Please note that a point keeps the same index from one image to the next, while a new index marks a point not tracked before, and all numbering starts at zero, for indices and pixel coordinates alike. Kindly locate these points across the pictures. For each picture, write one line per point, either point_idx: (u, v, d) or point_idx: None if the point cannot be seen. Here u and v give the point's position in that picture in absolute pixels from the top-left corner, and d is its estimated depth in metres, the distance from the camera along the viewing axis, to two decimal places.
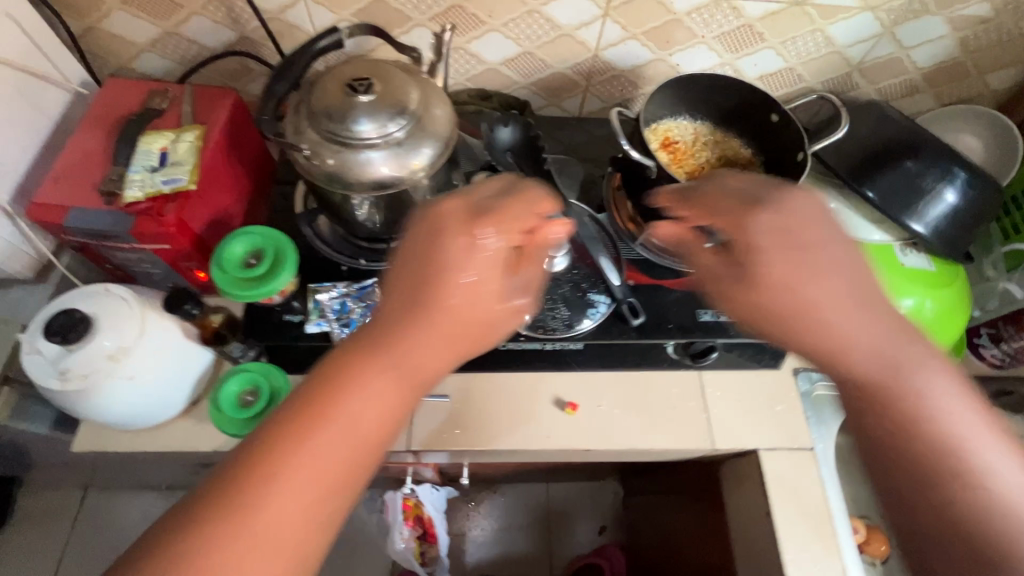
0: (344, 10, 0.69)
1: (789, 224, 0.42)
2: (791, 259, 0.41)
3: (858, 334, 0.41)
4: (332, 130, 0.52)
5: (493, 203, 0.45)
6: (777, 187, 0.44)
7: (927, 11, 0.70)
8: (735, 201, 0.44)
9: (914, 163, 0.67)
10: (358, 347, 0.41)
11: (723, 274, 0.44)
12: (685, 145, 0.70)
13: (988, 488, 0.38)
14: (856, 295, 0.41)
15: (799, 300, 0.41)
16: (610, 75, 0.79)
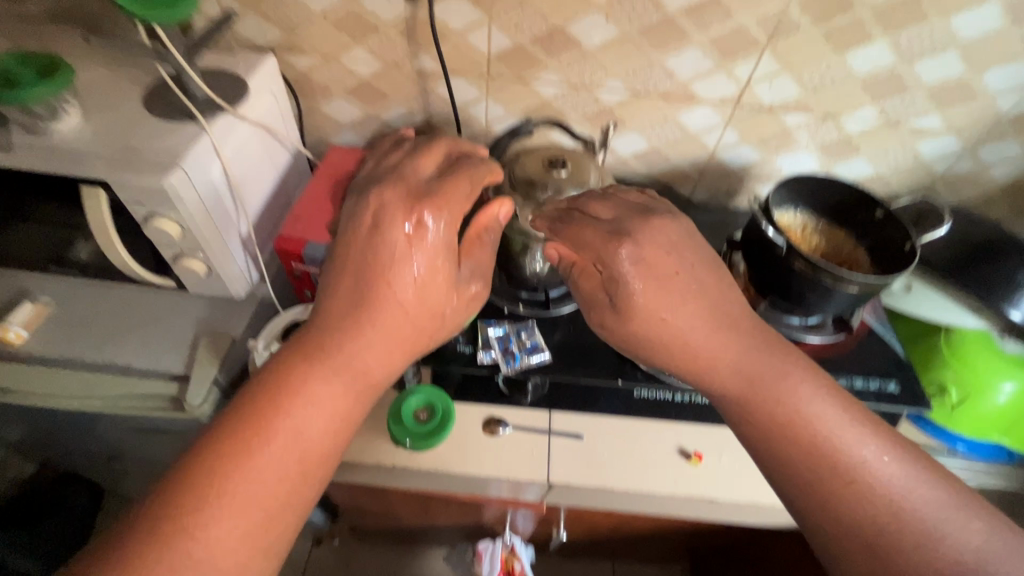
0: (515, 107, 0.86)
1: (649, 257, 0.52)
2: (651, 289, 0.51)
3: (709, 346, 0.50)
4: (532, 195, 0.66)
5: (436, 186, 0.55)
6: (637, 220, 0.54)
7: (1003, 136, 0.83)
8: (603, 232, 0.55)
9: (1007, 262, 0.74)
10: (303, 353, 0.47)
11: (603, 304, 0.55)
12: (798, 230, 0.81)
13: (867, 479, 0.43)
14: (712, 319, 0.50)
15: (664, 325, 0.50)
16: (721, 172, 0.93)
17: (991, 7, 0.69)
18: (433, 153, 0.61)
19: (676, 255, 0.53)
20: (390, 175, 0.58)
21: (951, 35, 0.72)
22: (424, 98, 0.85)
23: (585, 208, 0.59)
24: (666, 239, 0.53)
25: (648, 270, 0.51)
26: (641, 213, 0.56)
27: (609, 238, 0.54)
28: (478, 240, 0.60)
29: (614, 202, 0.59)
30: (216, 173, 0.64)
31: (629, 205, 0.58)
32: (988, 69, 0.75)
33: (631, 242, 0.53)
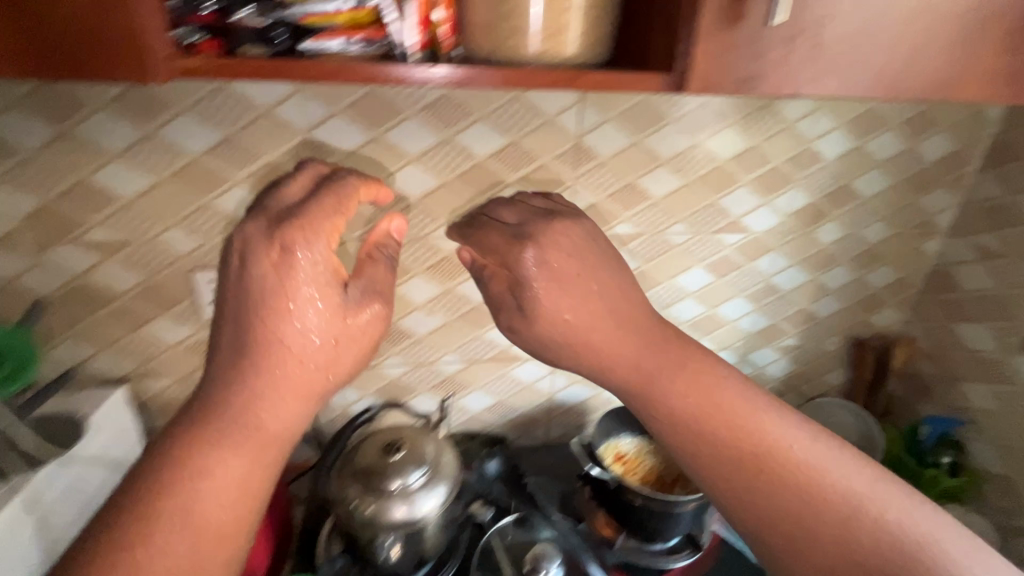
0: (367, 388, 0.95)
1: (552, 256, 0.55)
2: (556, 292, 0.54)
3: (617, 344, 0.55)
4: (371, 485, 0.71)
5: (298, 207, 0.51)
6: (542, 224, 0.57)
7: (759, 345, 1.06)
8: (508, 236, 0.57)
9: None
10: (198, 422, 0.47)
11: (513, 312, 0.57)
12: (630, 458, 0.90)
13: (783, 465, 0.51)
14: (615, 318, 0.55)
15: (568, 327, 0.55)
16: (565, 410, 1.04)
17: (698, 270, 0.96)
18: (304, 175, 0.54)
19: (582, 257, 0.56)
20: (255, 207, 0.53)
21: (685, 288, 0.97)
22: None
23: (495, 213, 0.62)
24: (570, 241, 0.56)
25: (552, 273, 0.54)
26: (545, 216, 0.59)
27: (511, 239, 0.57)
28: (373, 257, 0.56)
29: (521, 205, 0.61)
30: (26, 533, 0.66)
31: (534, 209, 0.61)
32: (721, 304, 1.01)
33: (533, 244, 0.55)
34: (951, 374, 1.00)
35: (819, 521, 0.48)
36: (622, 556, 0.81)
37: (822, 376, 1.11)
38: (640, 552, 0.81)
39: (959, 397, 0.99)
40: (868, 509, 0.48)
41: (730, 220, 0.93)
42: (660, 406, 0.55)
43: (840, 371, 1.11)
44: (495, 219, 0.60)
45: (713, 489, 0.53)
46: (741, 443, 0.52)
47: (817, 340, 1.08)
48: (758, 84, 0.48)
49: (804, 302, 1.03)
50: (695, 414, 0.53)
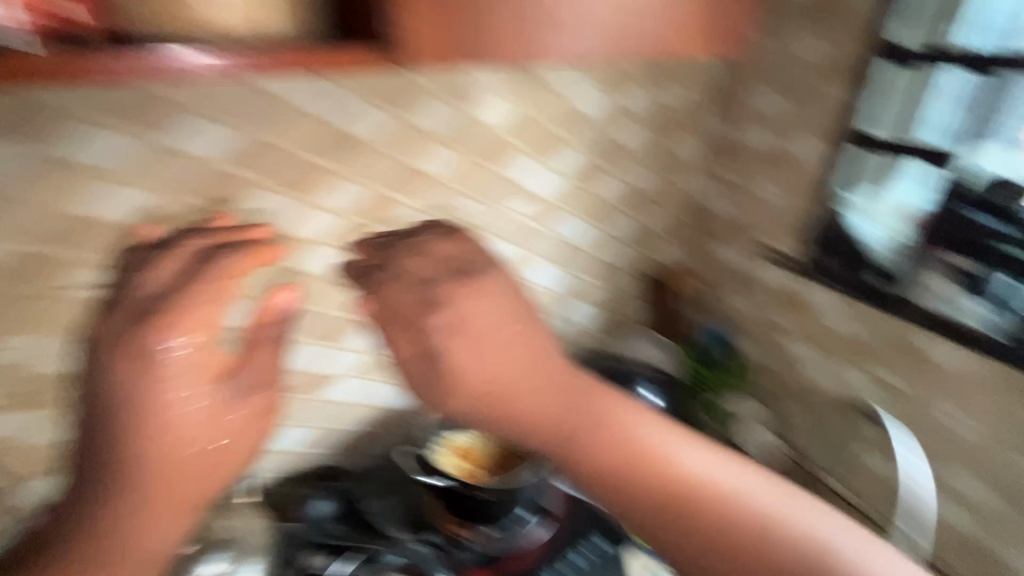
0: None
1: (454, 318, 0.48)
2: (467, 353, 0.47)
3: (524, 390, 0.48)
4: None
5: (165, 294, 0.42)
6: (447, 285, 0.49)
7: (571, 301, 1.10)
8: (415, 299, 0.49)
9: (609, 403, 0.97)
10: (61, 546, 0.42)
11: (418, 380, 0.49)
12: (471, 450, 0.88)
13: (708, 499, 0.47)
14: (521, 365, 0.48)
15: (473, 388, 0.47)
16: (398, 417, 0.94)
17: (500, 244, 0.93)
18: (175, 250, 0.43)
19: (501, 314, 0.49)
20: (114, 287, 0.43)
21: None
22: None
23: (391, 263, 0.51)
24: (493, 303, 0.49)
25: (461, 335, 0.48)
26: (462, 276, 0.50)
27: (413, 308, 0.48)
28: (261, 340, 0.54)
29: (428, 254, 0.51)
30: None
31: (447, 260, 0.51)
32: (529, 272, 1.00)
33: (445, 309, 0.48)
34: (716, 290, 1.17)
35: (748, 555, 0.46)
36: (478, 550, 0.79)
37: (627, 314, 1.21)
38: (497, 539, 0.79)
39: (723, 309, 1.16)
40: (786, 533, 0.46)
41: (519, 188, 0.92)
42: (579, 463, 0.48)
43: (640, 307, 1.22)
44: (389, 272, 0.50)
45: (644, 539, 0.48)
46: (663, 485, 0.47)
47: (617, 284, 1.16)
48: (500, 58, 0.45)
49: (601, 253, 1.10)
50: (615, 461, 0.47)
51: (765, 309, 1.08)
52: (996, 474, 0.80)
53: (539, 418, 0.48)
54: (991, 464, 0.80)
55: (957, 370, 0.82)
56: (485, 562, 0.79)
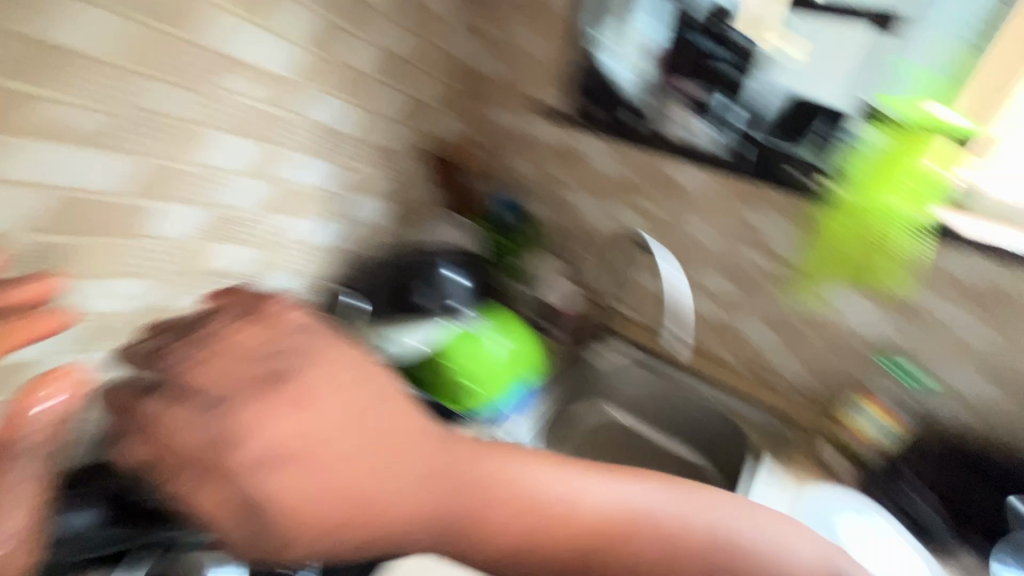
0: None
1: (278, 439, 0.40)
2: (295, 474, 0.39)
3: (394, 487, 0.42)
4: None
5: None
6: (249, 401, 0.41)
7: (349, 195, 0.96)
8: (198, 419, 0.40)
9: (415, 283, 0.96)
10: None
11: (240, 532, 0.38)
12: None
13: (621, 528, 0.47)
14: (364, 453, 0.42)
15: (319, 520, 0.39)
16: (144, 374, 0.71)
17: (238, 140, 0.72)
18: None
19: (326, 408, 0.43)
20: None
21: (225, 169, 0.71)
22: None
23: (219, 440, 0.39)
24: (336, 391, 0.44)
25: (284, 456, 0.39)
26: (263, 379, 0.43)
27: (252, 468, 0.38)
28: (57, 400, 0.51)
29: (208, 362, 0.44)
30: None
31: (253, 352, 0.45)
32: (289, 170, 0.82)
33: (255, 432, 0.40)
34: (499, 155, 1.14)
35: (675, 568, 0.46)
36: None
37: (414, 199, 1.11)
38: None
39: (508, 172, 1.15)
40: (692, 532, 0.48)
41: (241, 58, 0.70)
42: (477, 548, 0.45)
43: (426, 188, 1.13)
44: (165, 389, 0.42)
45: None
46: (573, 529, 0.46)
47: (397, 165, 1.04)
48: None
49: (371, 133, 0.95)
50: (518, 517, 0.45)
51: (545, 166, 1.10)
52: (731, 264, 0.96)
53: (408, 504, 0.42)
54: (726, 257, 0.96)
55: (696, 185, 0.94)
56: None
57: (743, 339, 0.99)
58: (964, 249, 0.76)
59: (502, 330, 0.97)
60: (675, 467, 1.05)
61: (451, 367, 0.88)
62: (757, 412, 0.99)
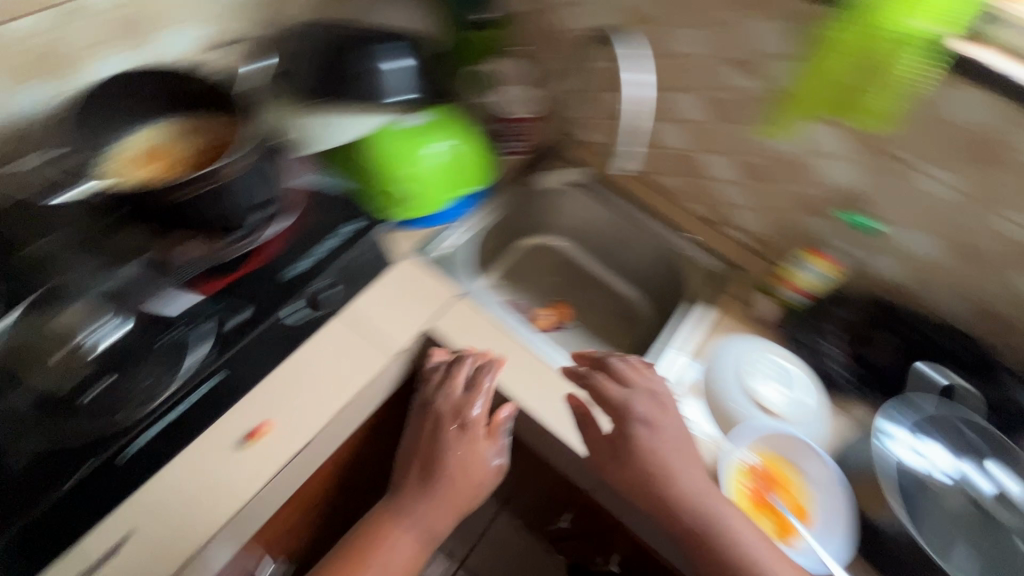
0: None
1: (654, 414, 0.66)
2: (637, 431, 0.65)
3: (683, 484, 0.62)
4: None
5: None
6: (650, 389, 0.68)
7: None
8: (629, 393, 0.68)
9: (357, 57, 0.80)
10: None
11: (603, 449, 0.65)
12: (146, 153, 0.68)
13: None
14: (686, 464, 0.64)
15: (649, 470, 0.63)
16: (42, 130, 0.70)
17: None
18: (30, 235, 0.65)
19: (682, 430, 0.66)
20: None
21: None
22: None
23: (624, 400, 0.67)
24: (677, 421, 0.67)
25: (642, 422, 0.65)
26: (649, 387, 0.68)
27: (630, 412, 0.66)
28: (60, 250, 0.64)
29: (646, 382, 0.69)
30: None
31: (641, 380, 0.69)
32: None
33: (649, 407, 0.67)
34: None
35: None
36: (191, 266, 0.64)
37: None
38: (220, 245, 0.65)
39: None
40: None
41: None
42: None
43: None
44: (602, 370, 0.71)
45: None
46: None
47: None
48: None
49: None
50: None
51: None
52: (711, 88, 0.83)
53: (686, 494, 0.62)
54: (707, 77, 0.82)
55: None
56: (214, 271, 0.66)
57: (706, 176, 0.92)
58: (977, 87, 0.62)
59: (436, 125, 0.86)
60: (610, 297, 1.06)
61: (381, 159, 0.80)
62: (705, 255, 0.94)
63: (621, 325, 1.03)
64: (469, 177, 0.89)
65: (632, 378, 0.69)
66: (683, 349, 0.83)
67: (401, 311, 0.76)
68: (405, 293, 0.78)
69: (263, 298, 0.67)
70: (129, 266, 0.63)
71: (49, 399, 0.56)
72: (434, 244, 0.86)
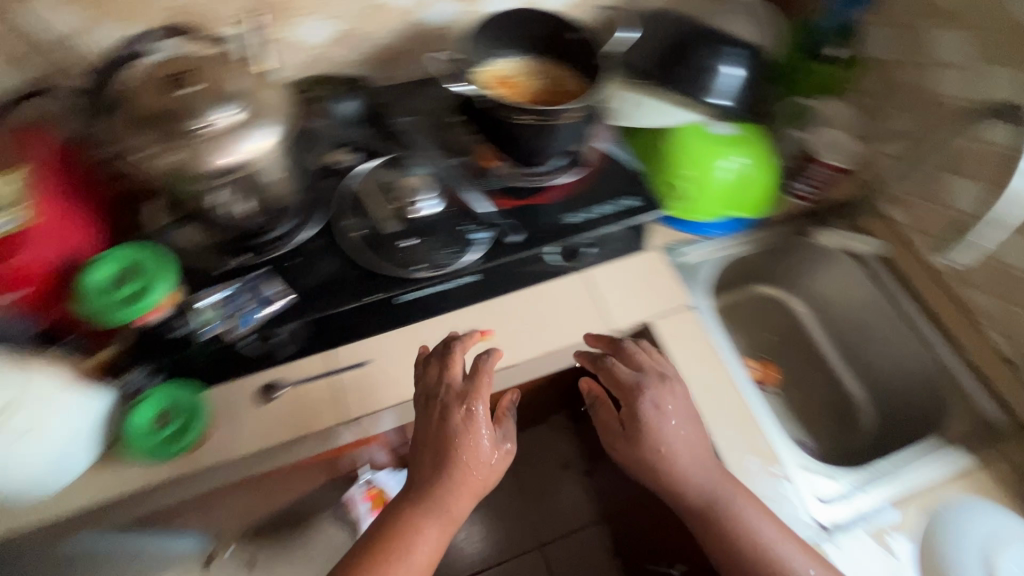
0: (145, 19, 0.67)
1: (658, 399, 0.66)
2: (638, 405, 0.66)
3: (685, 466, 0.64)
4: (162, 129, 0.53)
5: (364, 33, 0.80)
6: (654, 373, 0.68)
7: None
8: (632, 380, 0.67)
9: (701, 50, 0.80)
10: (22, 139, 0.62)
11: (614, 428, 0.68)
12: (507, 76, 0.77)
13: None
14: (690, 447, 0.65)
15: (659, 451, 0.65)
16: (434, 35, 0.84)
17: None
18: (400, 111, 0.80)
19: (684, 415, 0.66)
20: (349, 33, 0.79)
21: None
22: (10, 40, 0.64)
23: (636, 381, 0.67)
24: (681, 401, 0.67)
25: (650, 401, 0.66)
26: (661, 371, 0.68)
27: (641, 393, 0.66)
28: (413, 128, 0.78)
29: (654, 368, 0.68)
30: None
31: (649, 360, 0.69)
32: None
33: (654, 387, 0.67)
34: None
35: None
36: (499, 181, 0.75)
37: None
38: (523, 174, 0.75)
39: None
40: None
41: None
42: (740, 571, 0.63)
43: None
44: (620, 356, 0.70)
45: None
46: None
47: None
48: None
49: None
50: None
51: None
52: None
53: (676, 471, 0.64)
54: None
55: None
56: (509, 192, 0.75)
57: None
58: None
59: (737, 141, 0.85)
60: (827, 384, 0.95)
61: (679, 154, 0.82)
62: (983, 396, 0.78)
63: (824, 414, 0.93)
64: (747, 201, 0.86)
65: (640, 355, 0.69)
66: (892, 486, 0.71)
67: (636, 296, 0.78)
68: (646, 284, 0.80)
69: (539, 230, 0.72)
70: (455, 161, 0.75)
71: (370, 236, 0.68)
72: (684, 251, 0.87)
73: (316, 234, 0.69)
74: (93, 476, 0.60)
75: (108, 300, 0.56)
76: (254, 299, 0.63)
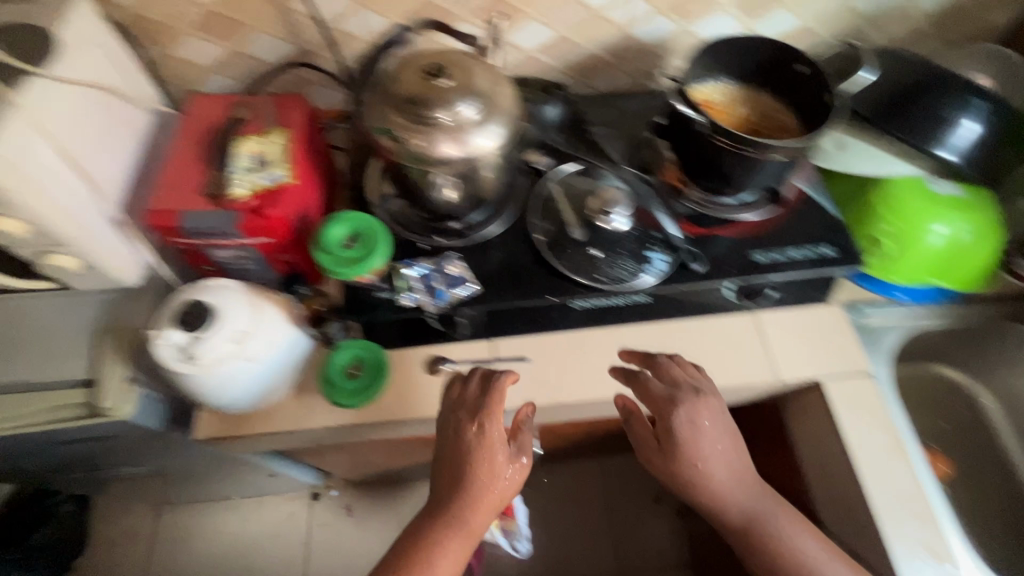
0: (395, 12, 0.75)
1: (694, 418, 0.63)
2: (677, 423, 0.62)
3: (725, 484, 0.62)
4: (415, 115, 0.58)
5: (577, 42, 0.82)
6: (690, 393, 0.64)
7: None
8: (666, 400, 0.63)
9: (939, 96, 0.71)
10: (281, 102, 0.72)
11: (651, 449, 0.64)
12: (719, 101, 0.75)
13: None
14: (729, 468, 0.63)
15: (700, 470, 0.62)
16: (640, 51, 0.84)
17: None
18: (597, 121, 0.82)
19: (723, 434, 0.63)
20: (562, 41, 0.82)
21: None
22: (288, 20, 0.74)
23: (673, 395, 0.63)
24: (716, 415, 0.63)
25: (691, 426, 0.62)
26: (695, 386, 0.64)
27: (680, 410, 0.63)
28: (609, 138, 0.79)
29: (688, 385, 0.64)
30: (70, 178, 0.58)
31: (687, 375, 0.65)
32: None
33: (689, 407, 0.63)
34: None
35: None
36: (690, 205, 0.74)
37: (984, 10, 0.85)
38: (714, 201, 0.74)
39: None
40: None
41: None
42: None
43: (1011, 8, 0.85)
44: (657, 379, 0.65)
45: None
46: None
47: None
48: None
49: None
50: None
51: None
52: None
53: (715, 487, 0.62)
54: None
55: None
56: (695, 219, 0.74)
57: None
58: None
59: (954, 203, 0.75)
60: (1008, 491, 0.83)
61: (891, 207, 0.75)
62: None
63: (998, 528, 0.80)
64: (957, 271, 0.77)
65: (679, 369, 0.65)
66: None
67: (810, 350, 0.73)
68: (824, 339, 0.74)
69: (723, 264, 0.70)
70: (647, 179, 0.75)
71: (554, 240, 0.70)
72: (870, 311, 0.80)
73: (506, 227, 0.72)
74: (286, 405, 0.68)
75: (338, 255, 0.62)
76: (446, 279, 0.67)
